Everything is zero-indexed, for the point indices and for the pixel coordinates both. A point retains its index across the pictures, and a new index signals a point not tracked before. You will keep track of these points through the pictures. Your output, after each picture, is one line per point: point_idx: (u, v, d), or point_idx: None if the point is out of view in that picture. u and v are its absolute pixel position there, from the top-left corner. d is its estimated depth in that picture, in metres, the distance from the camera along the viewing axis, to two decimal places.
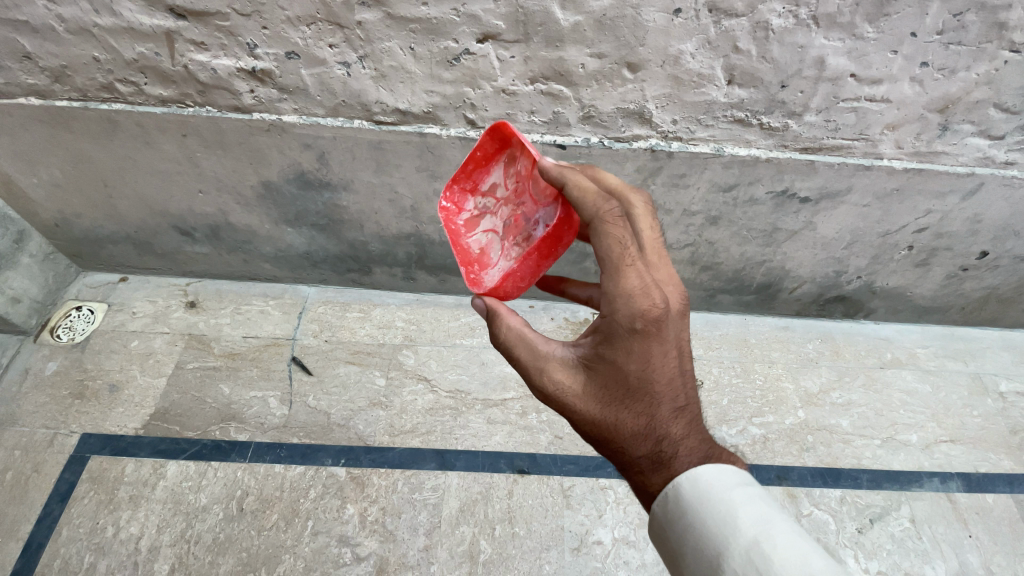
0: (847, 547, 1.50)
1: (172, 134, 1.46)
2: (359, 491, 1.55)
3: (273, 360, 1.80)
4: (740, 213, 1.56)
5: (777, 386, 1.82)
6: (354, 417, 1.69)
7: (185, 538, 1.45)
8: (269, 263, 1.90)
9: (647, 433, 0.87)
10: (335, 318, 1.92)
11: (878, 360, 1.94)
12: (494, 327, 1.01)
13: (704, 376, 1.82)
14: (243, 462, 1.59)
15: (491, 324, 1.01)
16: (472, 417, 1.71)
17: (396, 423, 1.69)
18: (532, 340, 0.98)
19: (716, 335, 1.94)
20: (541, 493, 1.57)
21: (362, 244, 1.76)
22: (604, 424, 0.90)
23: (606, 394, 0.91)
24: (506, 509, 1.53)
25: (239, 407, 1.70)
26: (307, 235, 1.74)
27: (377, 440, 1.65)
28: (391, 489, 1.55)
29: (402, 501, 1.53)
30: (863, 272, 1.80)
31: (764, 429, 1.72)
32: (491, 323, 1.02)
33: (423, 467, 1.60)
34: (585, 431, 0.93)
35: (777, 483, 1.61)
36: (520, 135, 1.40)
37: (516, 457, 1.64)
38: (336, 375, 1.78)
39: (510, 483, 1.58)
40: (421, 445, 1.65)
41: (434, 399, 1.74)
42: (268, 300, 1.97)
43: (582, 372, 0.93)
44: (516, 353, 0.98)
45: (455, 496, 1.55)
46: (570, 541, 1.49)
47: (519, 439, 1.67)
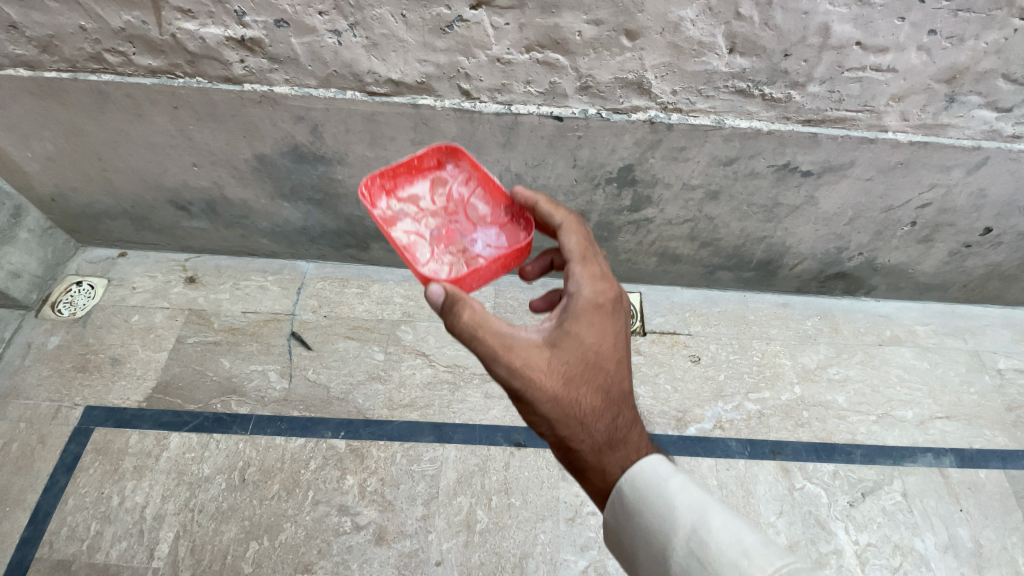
0: (839, 519, 1.55)
1: (163, 107, 1.44)
2: (359, 464, 1.57)
3: (272, 335, 1.82)
4: (740, 187, 1.53)
5: (774, 362, 1.83)
6: (353, 392, 1.71)
7: (188, 507, 1.50)
8: (266, 238, 1.90)
9: (593, 436, 0.97)
10: (334, 293, 1.91)
11: (876, 336, 1.94)
12: (455, 315, 0.97)
13: (701, 352, 1.82)
14: (244, 435, 1.62)
15: (452, 311, 0.97)
16: (470, 392, 1.72)
17: (394, 397, 1.70)
18: (495, 330, 0.97)
19: (715, 312, 1.93)
20: (538, 466, 1.59)
21: (360, 219, 1.74)
22: (558, 426, 0.98)
23: (558, 394, 0.96)
24: (504, 481, 1.56)
25: (239, 381, 1.72)
26: (304, 210, 1.73)
27: (375, 413, 1.67)
28: (390, 461, 1.58)
29: (401, 472, 1.56)
30: (864, 249, 1.78)
31: (760, 404, 1.74)
32: (450, 309, 0.98)
33: (421, 440, 1.62)
34: (539, 429, 1.01)
35: (771, 457, 1.65)
36: (516, 107, 1.37)
37: (514, 432, 1.65)
38: (335, 350, 1.79)
39: (507, 456, 1.60)
40: (419, 419, 1.66)
41: (433, 374, 1.75)
42: (267, 276, 1.97)
43: (541, 369, 0.96)
44: (477, 346, 0.97)
45: (452, 469, 1.57)
46: (564, 511, 1.51)
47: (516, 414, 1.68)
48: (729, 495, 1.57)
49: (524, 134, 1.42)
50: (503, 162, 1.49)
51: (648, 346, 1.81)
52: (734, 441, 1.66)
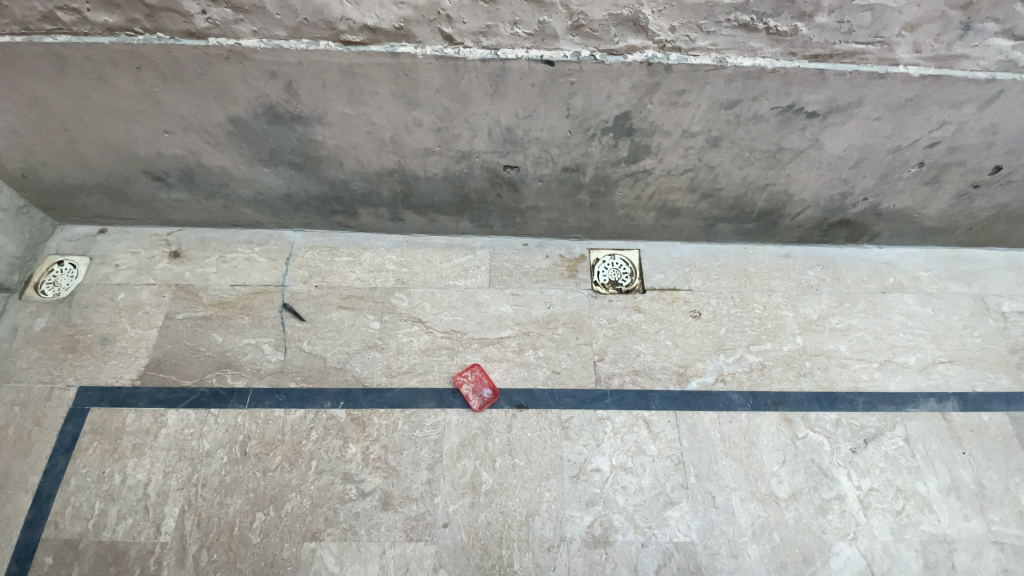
0: (841, 466, 1.57)
1: (126, 68, 1.35)
2: (360, 433, 1.56)
3: (264, 307, 1.77)
4: (743, 132, 1.46)
5: (776, 314, 1.80)
6: (349, 362, 1.67)
7: (192, 482, 1.49)
8: (250, 208, 1.82)
9: None
10: (324, 263, 1.85)
11: (879, 284, 1.91)
12: None
13: (702, 307, 1.79)
14: (242, 408, 1.60)
15: None
16: (469, 357, 1.68)
17: (391, 365, 1.66)
18: None
19: (716, 266, 1.88)
20: (540, 426, 1.57)
21: (345, 183, 1.66)
22: None
23: None
24: (507, 444, 1.55)
25: (234, 355, 1.69)
26: (285, 175, 1.64)
27: (374, 382, 1.64)
28: (392, 430, 1.56)
29: (404, 439, 1.55)
30: (870, 194, 1.71)
31: (762, 356, 1.72)
32: None
33: (422, 407, 1.60)
34: None
35: (774, 409, 1.64)
36: (504, 52, 1.28)
37: (516, 394, 1.62)
38: (329, 320, 1.74)
39: (510, 419, 1.58)
40: (418, 386, 1.63)
41: (430, 340, 1.70)
42: (254, 247, 1.90)
43: None
44: None
45: (455, 434, 1.56)
46: (569, 470, 1.51)
47: (517, 377, 1.65)
48: (733, 447, 1.57)
49: (513, 83, 1.33)
50: (493, 114, 1.41)
51: (648, 303, 1.78)
52: (737, 394, 1.65)
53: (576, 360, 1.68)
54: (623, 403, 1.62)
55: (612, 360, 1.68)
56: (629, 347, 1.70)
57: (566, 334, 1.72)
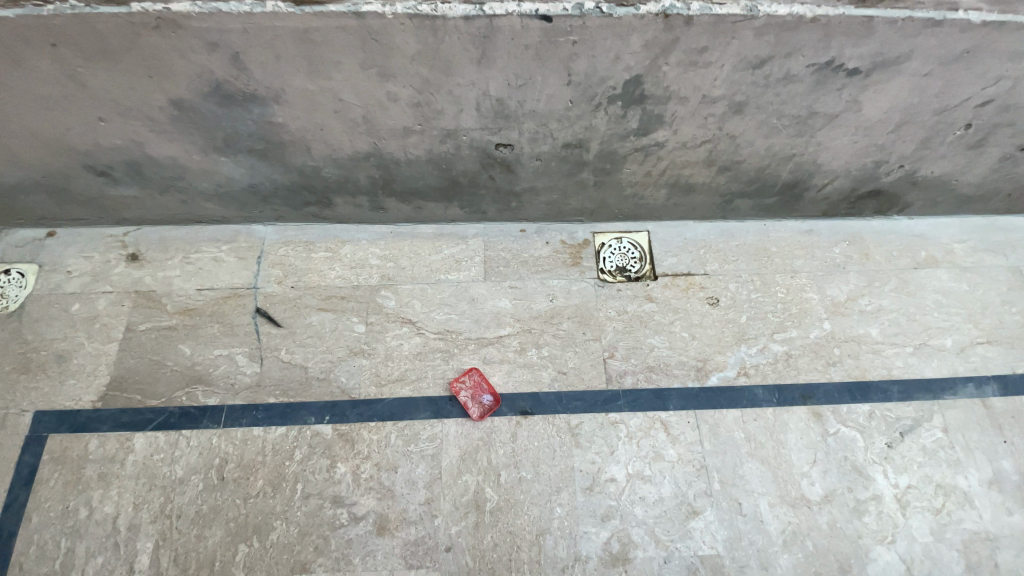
0: (876, 463, 1.44)
1: (39, 46, 1.13)
2: (349, 451, 1.41)
3: (235, 313, 1.59)
4: (771, 95, 1.26)
5: (801, 298, 1.64)
6: (333, 371, 1.50)
7: (165, 513, 1.35)
8: (212, 202, 1.62)
9: None
10: (299, 260, 1.66)
11: (911, 259, 1.74)
12: None
13: (720, 294, 1.62)
14: (217, 429, 1.44)
15: None
16: (466, 360, 1.52)
17: (380, 373, 1.50)
18: None
19: (733, 247, 1.70)
20: (548, 434, 1.43)
21: (315, 171, 1.46)
22: None
23: None
24: (512, 456, 1.40)
25: (205, 369, 1.52)
26: (246, 164, 1.44)
27: (361, 393, 1.48)
28: (384, 446, 1.41)
29: (397, 455, 1.40)
30: (906, 161, 1.53)
31: (787, 345, 1.57)
32: None
33: (416, 418, 1.44)
34: None
35: (802, 403, 1.50)
36: (490, 6, 1.06)
37: (520, 400, 1.47)
38: (308, 325, 1.56)
39: (514, 428, 1.43)
40: (410, 395, 1.47)
41: (422, 343, 1.53)
42: (220, 245, 1.70)
43: None
44: None
45: (454, 447, 1.41)
46: (580, 481, 1.38)
47: (520, 380, 1.49)
48: (759, 448, 1.43)
49: (504, 45, 1.12)
50: (480, 84, 1.20)
51: (661, 291, 1.62)
52: (761, 388, 1.51)
53: (584, 358, 1.52)
54: (637, 405, 1.47)
55: (624, 357, 1.52)
56: (642, 341, 1.54)
57: (572, 330, 1.56)
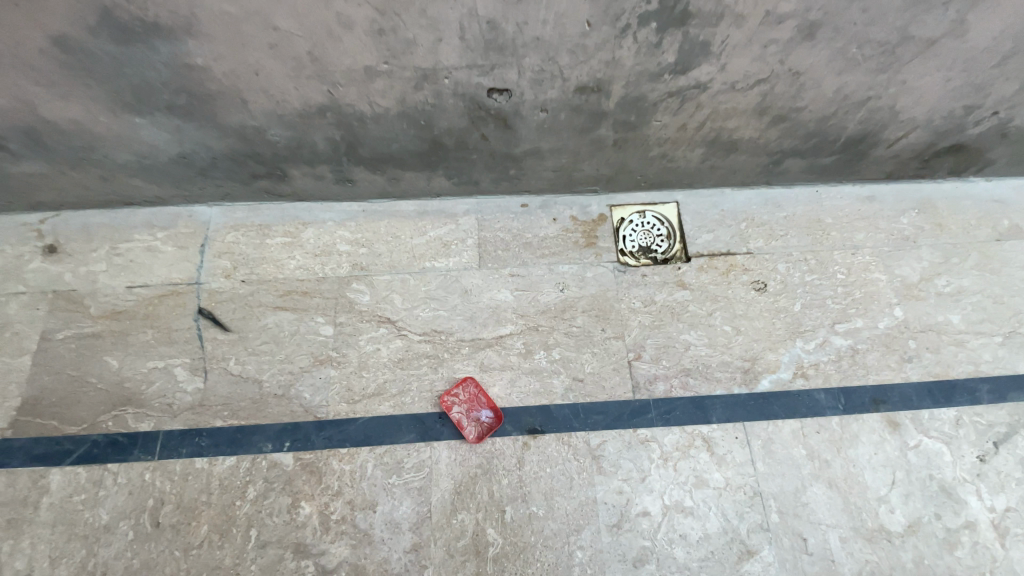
0: (969, 482, 1.16)
1: None
2: (314, 487, 1.12)
3: (173, 316, 1.29)
4: (853, 11, 0.95)
5: (865, 279, 1.35)
6: (293, 386, 1.21)
7: (86, 571, 1.07)
8: (139, 178, 1.30)
9: None
10: (252, 248, 1.35)
11: (993, 230, 1.44)
12: None
13: (767, 277, 1.33)
14: (152, 461, 1.16)
15: None
16: (458, 367, 1.22)
17: (351, 387, 1.20)
18: None
19: (781, 219, 1.40)
20: (563, 458, 1.13)
21: (260, 132, 1.14)
22: None
23: None
24: (518, 488, 1.11)
25: (136, 386, 1.23)
26: (171, 125, 1.13)
27: (328, 414, 1.18)
28: (359, 479, 1.12)
29: (375, 491, 1.11)
30: (1003, 105, 1.23)
31: (852, 339, 1.28)
32: None
33: (398, 443, 1.15)
34: None
35: (873, 410, 1.22)
36: None
37: (527, 417, 1.17)
38: (262, 328, 1.26)
39: (520, 453, 1.13)
40: (390, 413, 1.18)
41: (404, 348, 1.24)
42: (156, 233, 1.39)
43: None
44: None
45: (446, 480, 1.12)
46: (606, 517, 1.09)
47: (526, 392, 1.19)
48: (823, 468, 1.16)
49: None
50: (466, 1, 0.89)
51: (696, 276, 1.32)
52: (824, 393, 1.22)
53: (605, 362, 1.22)
54: (672, 419, 1.17)
55: (655, 358, 1.22)
56: (675, 338, 1.24)
57: (589, 326, 1.26)
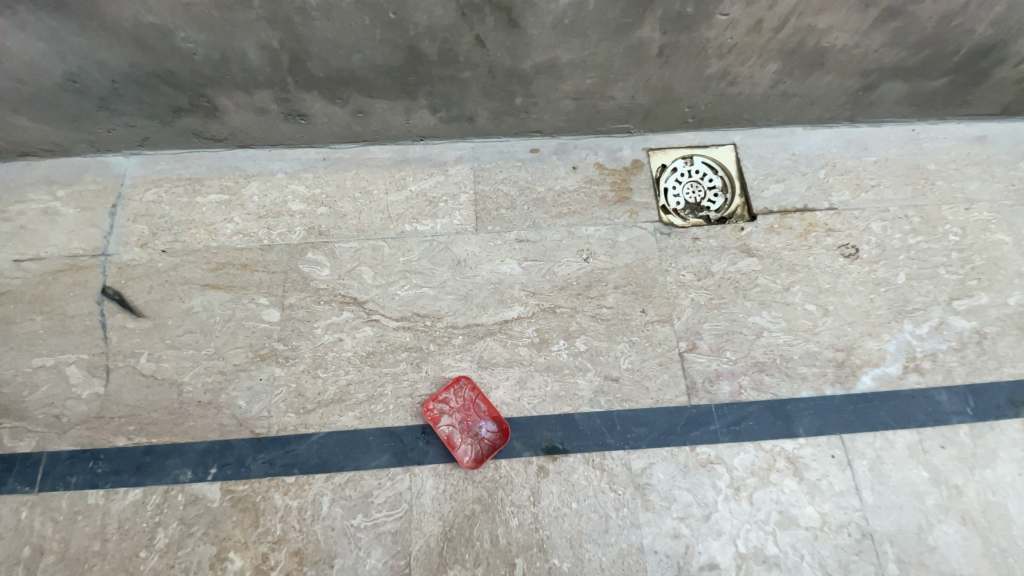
0: None
1: None
2: (248, 532, 0.80)
3: (70, 298, 0.97)
4: None
5: (985, 242, 1.02)
6: (223, 392, 0.88)
7: None
8: (25, 116, 0.98)
9: None
10: (178, 209, 1.03)
11: None
12: None
13: (857, 240, 1.00)
14: (28, 496, 0.84)
15: None
16: (448, 365, 0.89)
17: (303, 393, 0.87)
18: None
19: (868, 166, 1.08)
20: (594, 488, 0.81)
21: (171, 38, 0.83)
22: None
23: None
24: (534, 534, 0.78)
25: (14, 392, 0.91)
26: (48, 27, 0.82)
27: (270, 430, 0.85)
28: (310, 521, 0.80)
29: (332, 538, 0.79)
30: None
31: (976, 320, 0.95)
32: None
33: (365, 470, 0.82)
34: None
35: (1013, 414, 0.89)
36: None
37: (543, 432, 0.84)
38: (186, 313, 0.94)
39: (535, 482, 0.81)
40: (355, 428, 0.85)
41: (375, 338, 0.91)
42: (55, 191, 1.06)
43: None
44: None
45: (431, 523, 0.79)
46: (657, 572, 0.76)
47: (542, 397, 0.87)
48: (954, 498, 0.83)
49: None
50: None
51: (764, 239, 0.99)
52: (945, 393, 0.90)
53: (648, 355, 0.89)
54: (745, 432, 0.84)
55: (716, 350, 0.90)
56: (741, 320, 0.92)
57: (624, 307, 0.93)
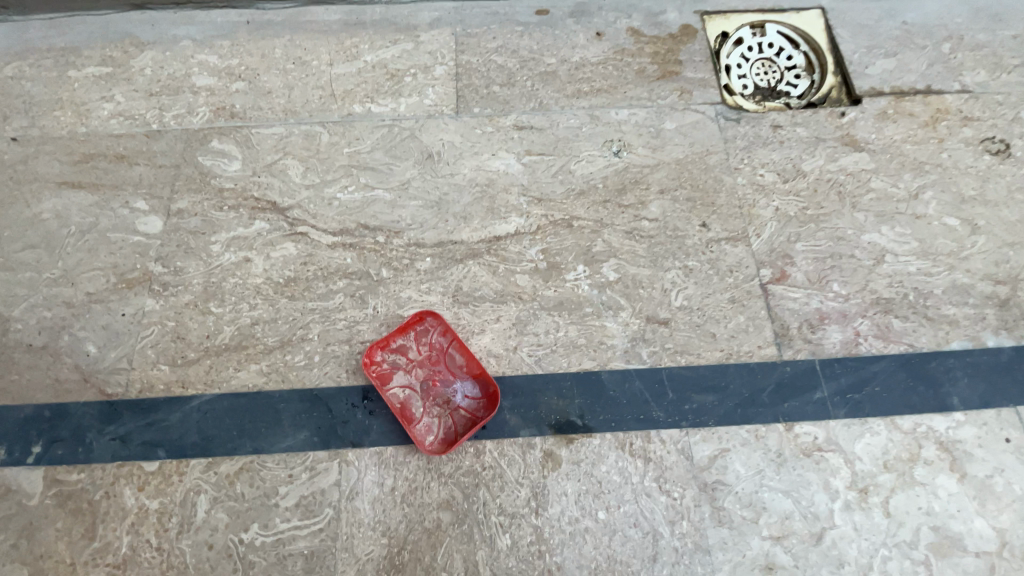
0: None
1: None
2: (77, 549, 0.49)
3: None
4: None
5: None
6: (65, 333, 0.57)
7: None
8: None
9: None
10: (42, 85, 0.73)
11: None
12: None
13: (1006, 134, 0.69)
14: None
15: None
16: (408, 299, 0.58)
17: (184, 336, 0.57)
18: None
19: (1011, 39, 0.76)
20: (633, 486, 0.50)
21: None
22: None
23: None
24: (536, 562, 0.48)
25: None
26: None
27: (127, 391, 0.55)
28: (176, 533, 0.49)
29: (206, 563, 0.48)
30: None
31: None
32: None
33: (268, 455, 0.52)
34: None
35: None
36: None
37: (553, 400, 0.54)
38: (29, 220, 0.64)
39: (538, 477, 0.51)
40: (258, 390, 0.54)
41: (301, 257, 0.60)
42: None
43: None
44: None
45: (370, 541, 0.49)
46: None
47: (551, 347, 0.56)
48: None
49: None
50: None
51: (875, 129, 0.68)
52: None
53: (713, 287, 0.59)
54: (870, 404, 0.54)
55: (816, 281, 0.59)
56: (851, 238, 0.61)
57: (675, 217, 0.62)
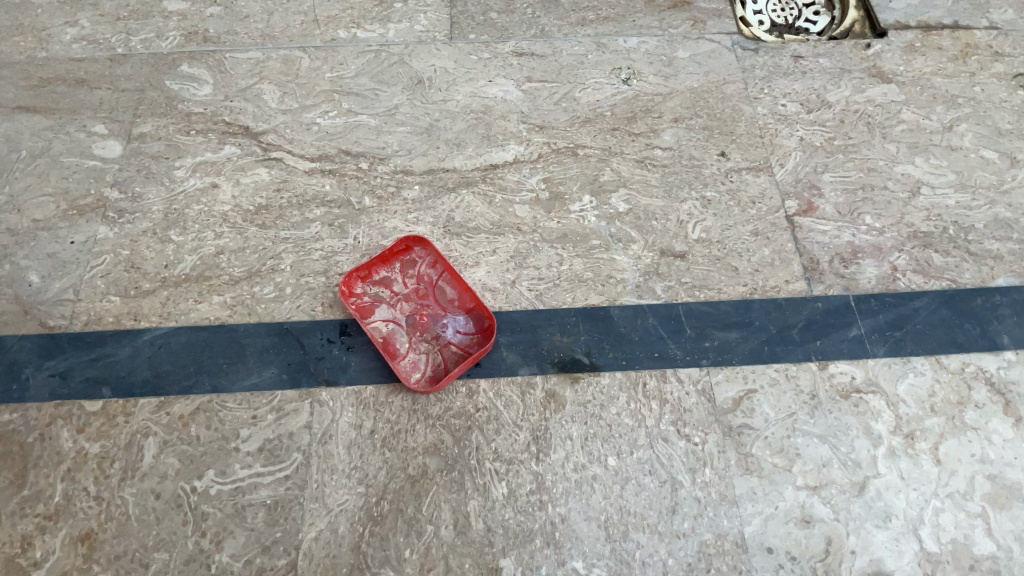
0: None
1: None
2: (2, 498, 0.42)
3: None
4: None
5: None
6: (6, 262, 0.50)
7: None
8: None
9: None
10: None
11: None
12: None
13: None
14: None
15: None
16: (393, 228, 0.52)
17: (139, 265, 0.50)
18: None
19: None
20: (647, 431, 0.44)
21: None
22: None
23: None
24: (537, 513, 0.41)
25: None
26: None
27: (72, 323, 0.48)
28: (118, 481, 0.42)
29: (151, 516, 0.41)
30: None
31: None
32: None
33: (229, 394, 0.45)
34: None
35: None
36: None
37: (555, 336, 0.48)
38: None
39: (539, 420, 0.44)
40: (221, 323, 0.48)
41: (275, 183, 0.54)
42: None
43: None
44: None
45: (344, 490, 0.42)
46: None
47: (553, 280, 0.50)
48: None
49: None
50: None
51: (903, 60, 0.63)
52: None
53: (733, 219, 0.53)
54: (912, 342, 0.48)
55: (847, 214, 0.53)
56: (883, 170, 0.56)
57: (690, 146, 0.57)
